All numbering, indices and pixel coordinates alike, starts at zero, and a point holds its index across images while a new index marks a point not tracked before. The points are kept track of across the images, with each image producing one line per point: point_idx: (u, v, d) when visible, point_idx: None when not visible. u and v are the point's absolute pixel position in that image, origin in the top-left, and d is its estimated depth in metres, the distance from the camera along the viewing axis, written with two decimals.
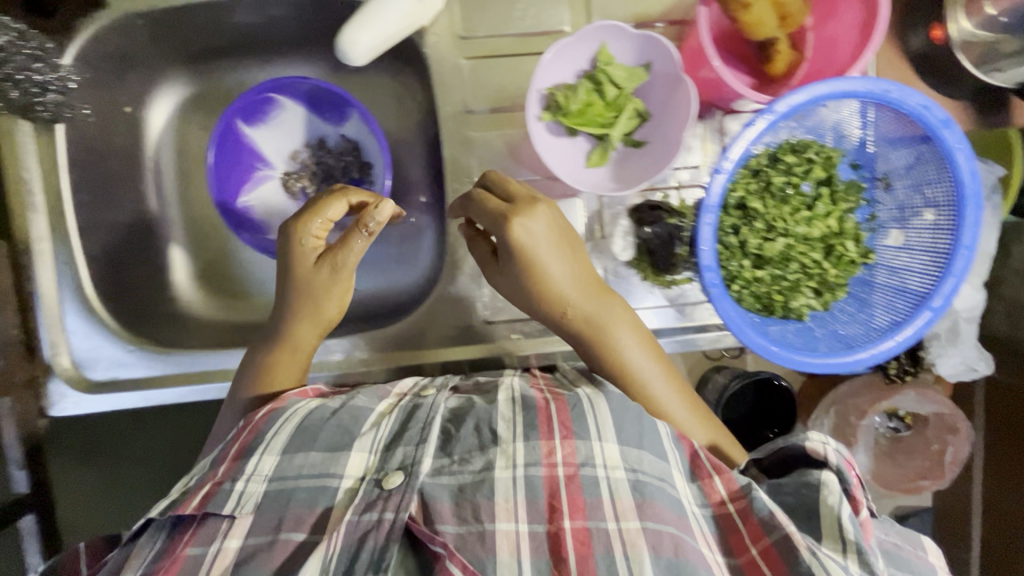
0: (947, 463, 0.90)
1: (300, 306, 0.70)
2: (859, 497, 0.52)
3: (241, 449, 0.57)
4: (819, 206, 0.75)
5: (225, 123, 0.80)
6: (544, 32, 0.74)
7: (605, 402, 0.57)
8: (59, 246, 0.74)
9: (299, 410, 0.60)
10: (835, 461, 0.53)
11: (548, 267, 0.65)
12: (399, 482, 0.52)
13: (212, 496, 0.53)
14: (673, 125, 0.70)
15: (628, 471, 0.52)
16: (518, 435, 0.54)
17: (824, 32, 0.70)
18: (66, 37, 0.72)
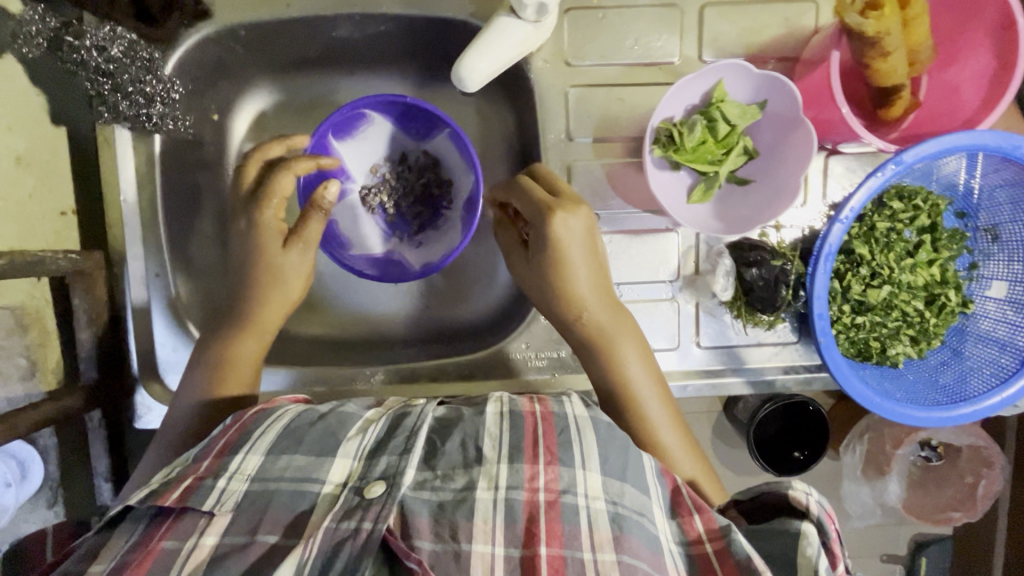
0: (979, 497, 0.88)
1: (260, 290, 0.71)
2: (837, 553, 0.52)
3: (229, 444, 0.53)
4: (922, 252, 0.74)
5: (318, 137, 0.77)
6: (653, 63, 0.73)
7: (592, 429, 0.55)
8: (150, 257, 0.72)
9: (287, 414, 0.57)
10: (814, 512, 0.52)
11: (576, 268, 0.68)
12: (381, 493, 0.49)
13: (191, 494, 0.50)
14: (786, 167, 0.69)
15: (608, 503, 0.51)
16: (504, 455, 0.52)
17: (943, 78, 0.69)
18: (170, 44, 0.70)
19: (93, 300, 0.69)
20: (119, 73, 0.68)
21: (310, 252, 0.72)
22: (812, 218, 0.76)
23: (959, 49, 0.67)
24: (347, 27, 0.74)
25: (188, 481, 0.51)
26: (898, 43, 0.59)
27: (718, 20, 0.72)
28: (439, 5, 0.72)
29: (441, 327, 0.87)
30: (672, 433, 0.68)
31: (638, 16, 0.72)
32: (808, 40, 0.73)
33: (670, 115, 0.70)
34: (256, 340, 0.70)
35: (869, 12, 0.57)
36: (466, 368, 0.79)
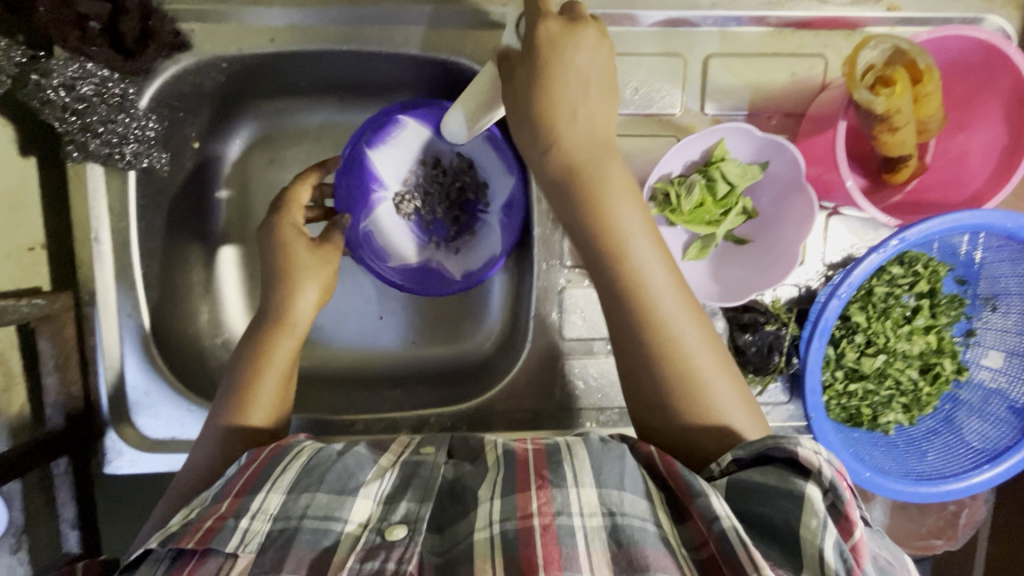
0: (960, 525, 0.88)
1: (283, 289, 0.69)
2: (853, 516, 0.46)
3: (249, 481, 0.51)
4: (919, 319, 0.73)
5: (352, 148, 0.74)
6: (654, 114, 0.70)
7: (585, 446, 0.53)
8: (123, 298, 0.70)
9: (307, 450, 0.55)
10: (827, 476, 0.47)
11: (561, 124, 0.55)
12: (403, 536, 0.49)
13: (213, 534, 0.48)
14: (786, 230, 0.67)
15: (605, 516, 0.49)
16: (496, 492, 0.51)
17: (952, 145, 0.67)
18: (148, 78, 0.67)
19: (61, 343, 0.66)
20: (89, 113, 0.65)
21: (331, 255, 0.72)
22: (810, 277, 0.74)
23: (970, 117, 0.65)
24: (334, 63, 0.71)
25: (210, 523, 0.49)
26: (909, 117, 0.56)
27: (723, 71, 0.69)
28: (432, 45, 0.68)
29: (427, 368, 0.85)
30: (724, 392, 0.56)
31: (640, 64, 0.69)
32: (816, 96, 0.69)
33: (668, 172, 0.68)
34: (290, 338, 0.67)
35: (879, 88, 0.56)
36: (450, 419, 0.77)
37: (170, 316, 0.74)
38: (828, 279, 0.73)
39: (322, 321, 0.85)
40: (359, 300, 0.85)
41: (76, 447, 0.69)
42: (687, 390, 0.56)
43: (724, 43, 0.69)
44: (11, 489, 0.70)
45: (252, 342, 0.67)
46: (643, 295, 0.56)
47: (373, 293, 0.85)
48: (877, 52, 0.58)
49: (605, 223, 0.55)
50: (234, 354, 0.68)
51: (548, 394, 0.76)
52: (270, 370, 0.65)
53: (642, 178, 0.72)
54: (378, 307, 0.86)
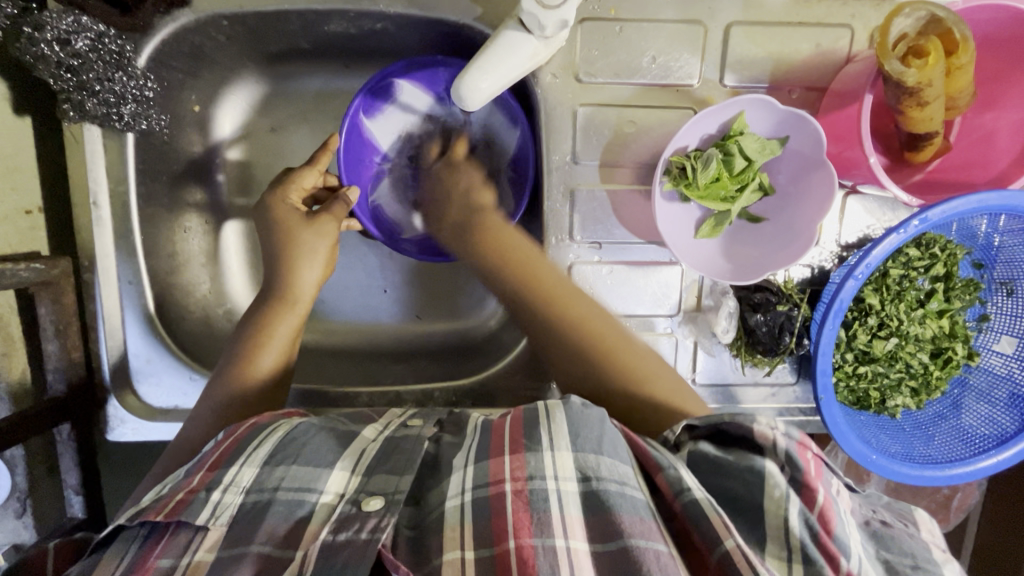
0: (953, 509, 0.88)
1: (287, 267, 0.68)
2: (814, 483, 0.47)
3: (222, 455, 0.51)
4: (933, 303, 0.72)
5: (351, 120, 0.71)
6: (671, 84, 0.67)
7: (564, 411, 0.51)
8: (124, 265, 0.68)
9: (283, 426, 0.55)
10: (782, 448, 0.48)
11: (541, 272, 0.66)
12: (379, 506, 0.48)
13: (183, 507, 0.48)
14: (803, 209, 0.66)
15: (580, 481, 0.47)
16: (469, 459, 0.50)
17: (979, 123, 0.64)
18: (146, 34, 0.64)
19: (62, 309, 0.66)
20: (84, 70, 0.62)
21: (329, 227, 0.69)
22: (823, 258, 0.72)
23: (999, 94, 0.63)
24: (340, 24, 0.68)
25: (182, 496, 0.49)
26: (938, 92, 0.54)
27: (745, 41, 0.66)
28: (442, 6, 0.65)
29: (432, 343, 0.84)
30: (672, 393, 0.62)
31: (658, 32, 0.66)
32: (840, 69, 0.67)
33: (684, 146, 0.66)
34: (292, 314, 0.68)
35: (912, 59, 0.53)
36: (454, 394, 0.76)
37: (172, 284, 0.73)
38: (842, 260, 0.72)
39: (325, 294, 0.84)
40: (362, 274, 0.84)
41: (79, 413, 0.69)
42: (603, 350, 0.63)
43: (747, 10, 0.66)
44: (13, 454, 0.70)
45: (255, 314, 0.68)
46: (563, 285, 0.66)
47: (376, 267, 0.84)
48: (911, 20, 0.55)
49: (528, 261, 0.67)
50: (238, 327, 0.68)
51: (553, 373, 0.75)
52: (273, 342, 0.66)
53: (655, 152, 0.69)
54: (382, 281, 0.84)
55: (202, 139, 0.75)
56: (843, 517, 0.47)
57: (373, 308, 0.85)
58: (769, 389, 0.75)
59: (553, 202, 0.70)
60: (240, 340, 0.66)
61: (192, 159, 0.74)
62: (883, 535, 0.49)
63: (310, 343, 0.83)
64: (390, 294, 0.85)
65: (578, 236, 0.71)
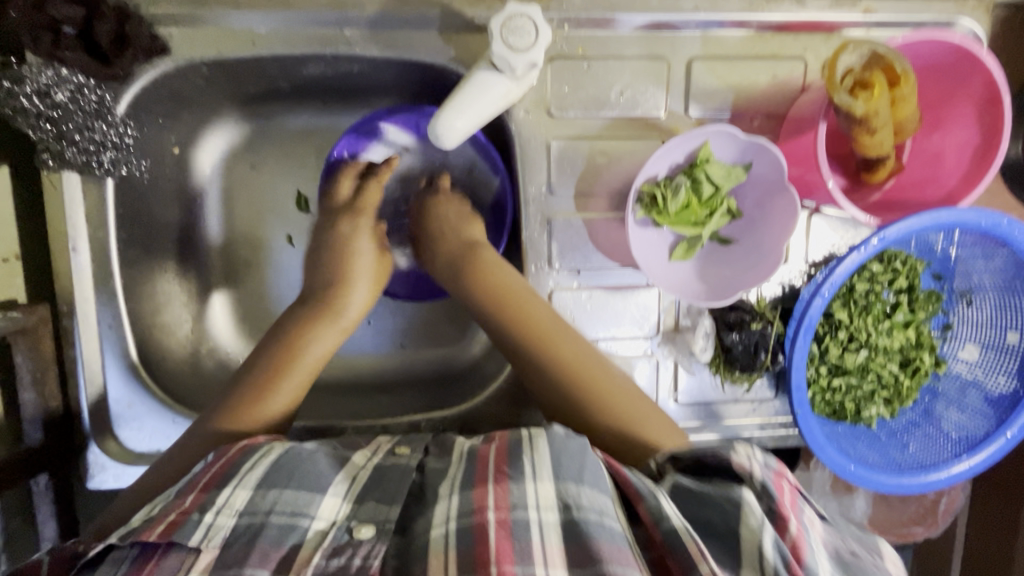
0: (939, 512, 0.90)
1: (339, 287, 0.70)
2: (788, 514, 0.49)
3: (214, 478, 0.51)
4: (899, 315, 0.75)
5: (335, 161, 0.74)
6: (638, 116, 0.70)
7: (547, 440, 0.53)
8: (103, 309, 0.68)
9: (277, 448, 0.54)
10: (758, 477, 0.51)
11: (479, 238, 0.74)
12: (370, 534, 0.49)
13: (176, 528, 0.47)
14: (770, 230, 0.69)
15: (560, 511, 0.48)
16: (455, 488, 0.51)
17: (928, 145, 0.69)
18: (125, 82, 0.64)
19: (39, 356, 0.65)
20: (64, 121, 0.62)
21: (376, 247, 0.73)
22: (793, 275, 0.75)
23: (943, 117, 0.67)
24: (318, 66, 0.70)
25: (172, 518, 0.48)
26: (886, 120, 0.58)
27: (706, 74, 0.70)
28: (417, 48, 0.67)
29: (418, 373, 0.85)
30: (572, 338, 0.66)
31: (625, 67, 0.69)
32: (796, 98, 0.71)
33: (654, 175, 0.68)
34: (336, 331, 0.68)
35: (858, 92, 0.57)
36: (442, 424, 0.76)
37: (153, 324, 0.72)
38: (811, 277, 0.75)
39: None
40: None
41: (57, 462, 0.67)
42: (592, 392, 0.63)
43: (708, 45, 0.69)
44: None
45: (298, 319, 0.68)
46: (555, 326, 0.66)
47: None
48: (856, 55, 0.58)
49: (524, 325, 0.66)
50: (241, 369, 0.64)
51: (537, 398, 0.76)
52: (288, 381, 0.63)
53: (627, 180, 0.72)
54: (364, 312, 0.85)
55: (181, 180, 0.75)
56: (815, 547, 0.49)
57: (355, 341, 0.85)
58: (747, 403, 0.78)
59: (532, 232, 0.72)
60: (260, 365, 0.64)
61: (172, 200, 0.75)
62: (854, 565, 0.49)
63: None
64: (370, 324, 0.85)
65: (557, 263, 0.73)
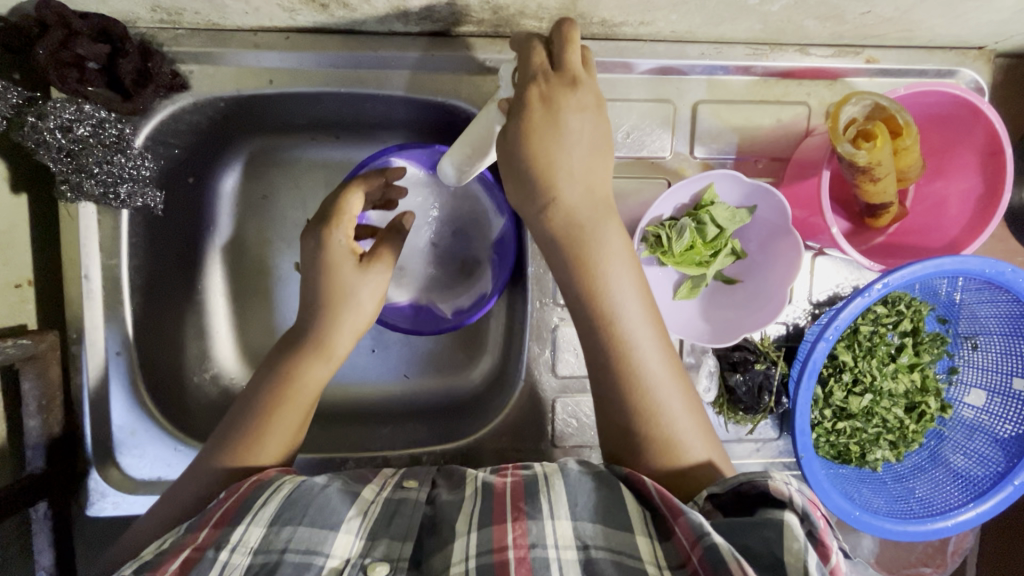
0: (948, 553, 0.88)
1: (330, 316, 0.64)
2: (829, 543, 0.51)
3: (229, 512, 0.51)
4: (904, 357, 0.74)
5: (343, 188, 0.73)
6: (644, 156, 0.72)
7: (562, 478, 0.55)
8: (112, 335, 0.69)
9: (290, 481, 0.55)
10: (799, 504, 0.51)
11: (577, 190, 0.56)
12: (384, 573, 0.50)
13: (193, 564, 0.48)
14: (774, 273, 0.69)
15: (579, 549, 0.50)
16: (472, 525, 0.52)
17: (931, 191, 0.69)
18: (144, 117, 0.67)
19: (46, 382, 0.65)
20: (83, 154, 0.64)
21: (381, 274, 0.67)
22: (797, 315, 0.76)
23: (947, 165, 0.68)
24: (333, 103, 0.72)
25: (188, 554, 0.49)
26: (889, 168, 0.58)
27: (711, 117, 0.71)
28: (429, 88, 0.69)
29: (420, 403, 0.85)
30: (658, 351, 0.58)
31: (632, 109, 0.71)
32: (800, 142, 0.72)
33: (659, 215, 0.69)
34: (324, 363, 0.63)
35: (861, 142, 0.57)
36: (443, 457, 0.76)
37: (160, 351, 0.73)
38: (814, 317, 0.76)
39: None
40: None
41: (58, 489, 0.67)
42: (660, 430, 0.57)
43: (714, 90, 0.71)
44: None
45: (281, 363, 0.63)
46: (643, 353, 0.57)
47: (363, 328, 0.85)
48: (858, 106, 0.59)
49: (621, 329, 0.57)
50: (235, 412, 0.61)
51: (540, 434, 0.75)
52: (282, 419, 0.60)
53: (633, 218, 0.73)
54: (369, 340, 0.85)
55: (194, 210, 0.77)
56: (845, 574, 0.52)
57: (359, 370, 0.85)
58: (752, 446, 0.77)
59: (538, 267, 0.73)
60: (251, 407, 0.60)
61: (184, 229, 0.76)
62: None
63: None
64: (374, 353, 0.86)
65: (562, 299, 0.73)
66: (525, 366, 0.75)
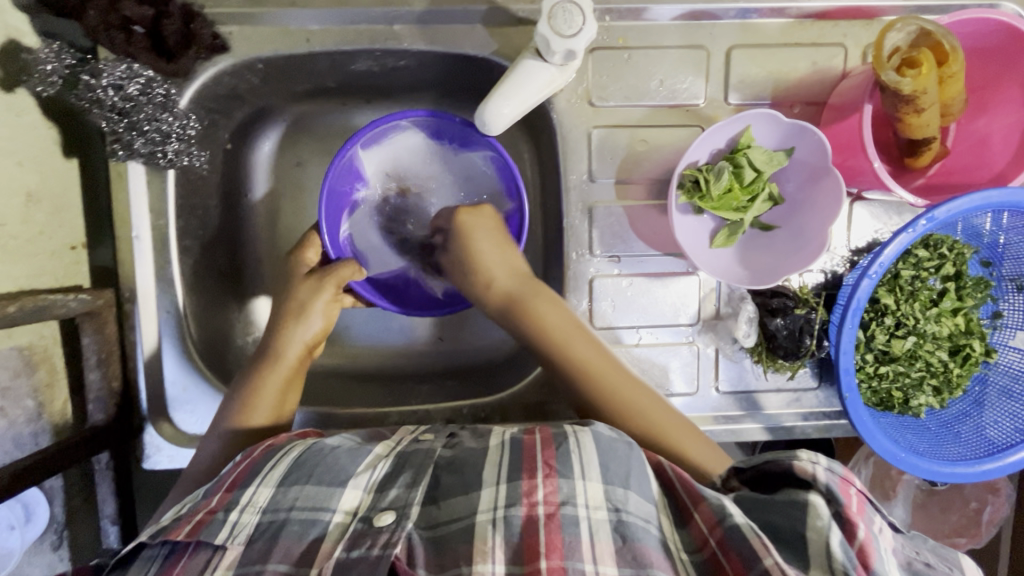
0: (983, 523, 0.89)
1: (278, 329, 0.72)
2: (857, 520, 0.50)
3: (239, 477, 0.55)
4: (947, 301, 0.73)
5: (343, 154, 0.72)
6: (679, 104, 0.71)
7: (592, 439, 0.56)
8: (161, 295, 0.71)
9: (295, 447, 0.58)
10: (823, 481, 0.52)
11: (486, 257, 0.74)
12: (390, 521, 0.52)
13: (203, 527, 0.51)
14: (813, 215, 0.69)
15: (610, 511, 0.51)
16: (502, 476, 0.53)
17: (974, 129, 0.68)
18: (186, 79, 0.68)
19: (103, 338, 0.67)
20: (135, 112, 0.65)
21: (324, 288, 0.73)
22: (835, 262, 0.75)
23: (989, 100, 0.67)
24: (366, 62, 0.73)
25: (201, 516, 0.52)
26: (933, 99, 0.57)
27: (746, 62, 0.71)
28: (462, 42, 0.69)
29: (456, 364, 0.86)
30: (581, 340, 0.69)
31: (664, 57, 0.70)
32: (836, 84, 0.71)
33: (695, 161, 0.69)
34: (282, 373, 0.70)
35: (906, 70, 0.56)
36: (483, 410, 0.77)
37: (206, 311, 0.75)
38: (853, 263, 0.75)
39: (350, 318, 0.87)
40: None
41: (115, 441, 0.69)
42: (618, 407, 0.67)
43: (747, 34, 0.70)
44: (53, 484, 0.68)
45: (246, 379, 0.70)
46: (579, 337, 0.69)
47: None
48: (903, 34, 0.58)
49: (552, 328, 0.69)
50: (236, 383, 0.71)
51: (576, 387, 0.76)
52: (263, 397, 0.68)
53: (666, 168, 0.73)
54: None
55: (233, 175, 0.79)
56: (883, 554, 0.50)
57: (395, 333, 0.87)
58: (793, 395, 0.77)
59: (572, 219, 0.73)
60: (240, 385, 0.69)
61: (224, 193, 0.78)
62: None
63: (339, 369, 0.85)
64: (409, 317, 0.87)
65: (597, 250, 0.74)
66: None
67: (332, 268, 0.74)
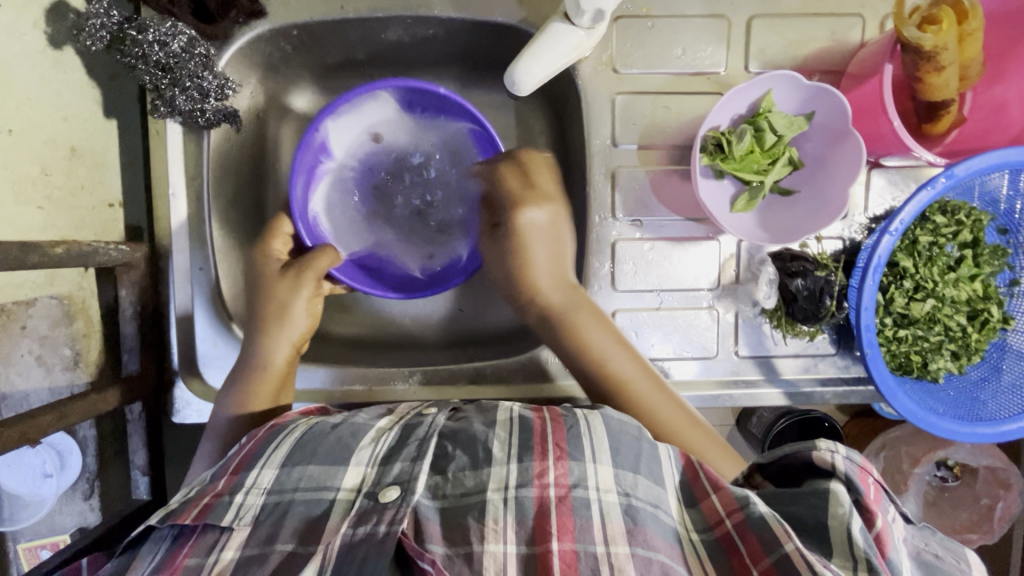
0: (995, 519, 0.91)
1: (262, 334, 0.71)
2: (875, 508, 0.49)
3: (243, 460, 0.55)
4: (964, 268, 0.74)
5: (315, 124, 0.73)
6: (700, 72, 0.73)
7: (603, 422, 0.56)
8: (194, 252, 0.73)
9: (298, 429, 0.58)
10: (842, 469, 0.50)
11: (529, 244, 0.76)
12: (395, 496, 0.50)
13: (209, 509, 0.51)
14: (832, 178, 0.70)
15: (620, 496, 0.51)
16: (511, 455, 0.53)
17: (990, 95, 0.70)
18: (225, 42, 0.71)
19: (140, 291, 0.70)
20: (178, 68, 0.67)
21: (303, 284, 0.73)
22: (853, 229, 0.76)
23: (1005, 68, 0.68)
24: (397, 31, 0.75)
25: (206, 500, 0.52)
26: (953, 57, 0.59)
27: (766, 31, 0.73)
28: (490, 10, 0.72)
29: (478, 333, 0.86)
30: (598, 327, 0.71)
31: (687, 26, 0.72)
32: (854, 54, 0.73)
33: (717, 125, 0.71)
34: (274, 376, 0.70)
35: (926, 26, 0.58)
36: (506, 370, 0.78)
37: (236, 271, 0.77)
38: (870, 231, 0.76)
39: None
40: None
41: (149, 392, 0.71)
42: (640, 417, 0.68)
43: (768, 4, 0.72)
44: (85, 435, 0.74)
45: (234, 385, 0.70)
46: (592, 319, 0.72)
47: None
48: None
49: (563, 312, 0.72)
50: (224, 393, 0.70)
51: None
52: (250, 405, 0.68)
53: (687, 135, 0.75)
54: None
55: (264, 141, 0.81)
56: (898, 545, 0.49)
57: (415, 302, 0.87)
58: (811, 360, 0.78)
59: (596, 183, 0.75)
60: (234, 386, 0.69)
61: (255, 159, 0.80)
62: (934, 565, 0.52)
63: (361, 336, 0.86)
64: None
65: (619, 214, 0.75)
66: (584, 282, 0.76)
67: (309, 260, 0.74)
